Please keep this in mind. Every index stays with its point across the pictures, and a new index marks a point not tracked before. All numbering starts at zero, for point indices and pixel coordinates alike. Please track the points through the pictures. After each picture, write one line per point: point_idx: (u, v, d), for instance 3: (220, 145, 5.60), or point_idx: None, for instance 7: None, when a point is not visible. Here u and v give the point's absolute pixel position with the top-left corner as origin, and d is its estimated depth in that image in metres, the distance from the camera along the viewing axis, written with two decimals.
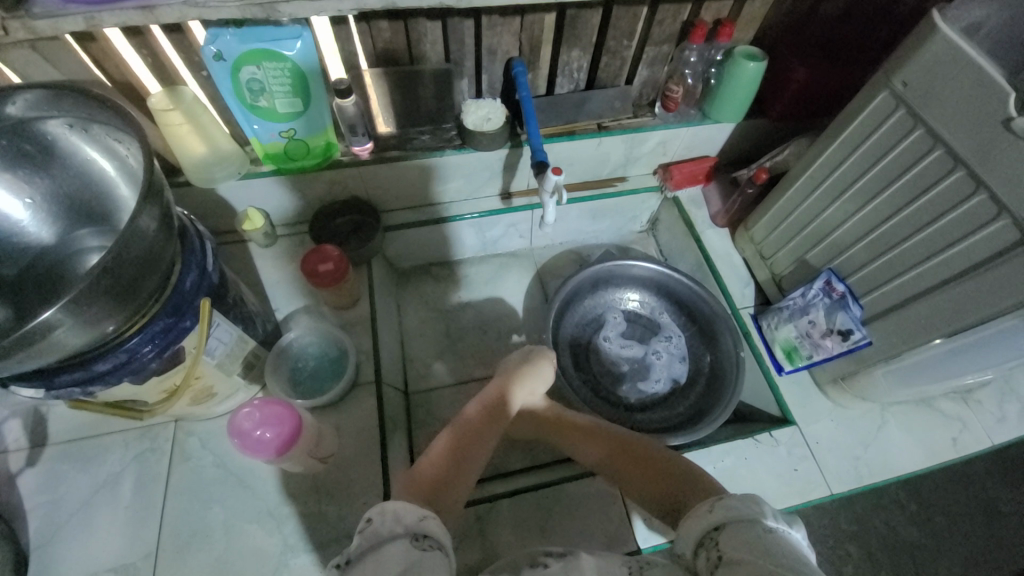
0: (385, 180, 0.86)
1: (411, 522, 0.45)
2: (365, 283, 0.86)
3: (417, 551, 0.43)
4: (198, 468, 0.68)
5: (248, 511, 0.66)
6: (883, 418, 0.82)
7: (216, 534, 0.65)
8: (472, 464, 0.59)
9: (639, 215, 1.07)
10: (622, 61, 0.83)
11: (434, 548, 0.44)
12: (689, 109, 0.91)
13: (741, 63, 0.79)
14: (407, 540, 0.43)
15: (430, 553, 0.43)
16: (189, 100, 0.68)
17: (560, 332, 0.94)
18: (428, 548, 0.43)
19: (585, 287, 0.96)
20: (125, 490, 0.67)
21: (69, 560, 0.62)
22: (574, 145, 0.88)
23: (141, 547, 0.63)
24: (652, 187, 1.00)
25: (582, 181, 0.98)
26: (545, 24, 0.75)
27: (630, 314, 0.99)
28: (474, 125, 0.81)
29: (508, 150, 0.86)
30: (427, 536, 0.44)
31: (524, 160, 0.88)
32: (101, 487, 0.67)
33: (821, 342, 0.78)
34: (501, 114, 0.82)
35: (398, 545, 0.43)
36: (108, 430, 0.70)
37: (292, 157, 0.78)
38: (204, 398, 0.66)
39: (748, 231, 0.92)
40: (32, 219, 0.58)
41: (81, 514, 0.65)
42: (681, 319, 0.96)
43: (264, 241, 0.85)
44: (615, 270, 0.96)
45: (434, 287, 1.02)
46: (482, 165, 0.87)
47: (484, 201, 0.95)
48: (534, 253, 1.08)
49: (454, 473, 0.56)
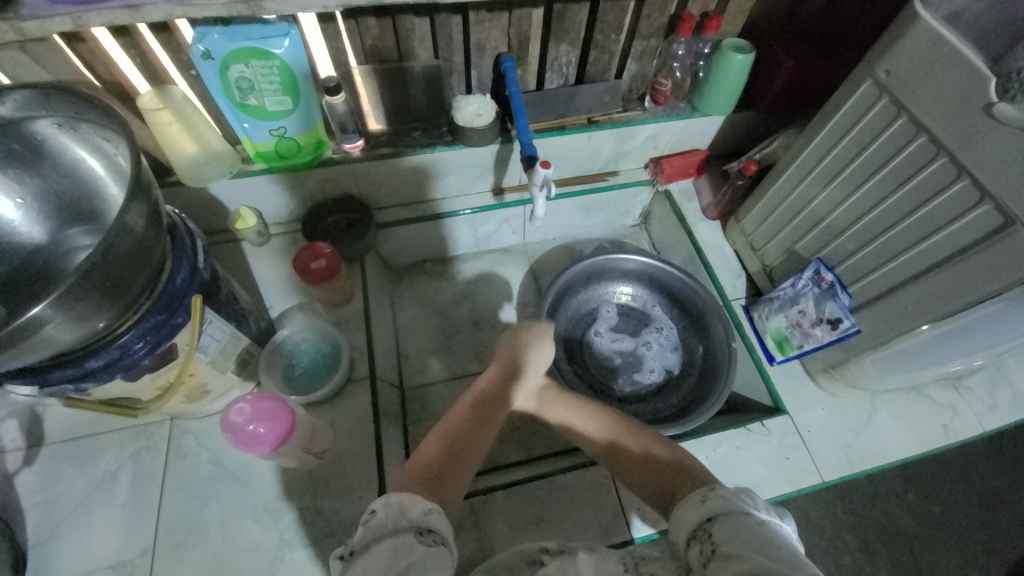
0: (377, 178, 0.86)
1: (413, 516, 0.45)
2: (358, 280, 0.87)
3: (421, 547, 0.43)
4: (193, 466, 0.69)
5: (244, 507, 0.67)
6: (874, 406, 0.83)
7: (212, 530, 0.65)
8: (471, 456, 0.55)
9: (631, 210, 1.08)
10: (611, 56, 0.84)
11: (437, 542, 0.43)
12: (679, 103, 0.91)
13: (729, 56, 0.80)
14: (410, 534, 0.43)
15: (431, 548, 0.43)
16: (179, 97, 0.69)
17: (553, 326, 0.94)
18: (432, 544, 0.43)
19: (577, 281, 0.96)
20: (122, 488, 0.67)
21: (66, 558, 0.63)
22: (564, 140, 0.89)
23: (138, 544, 0.64)
24: (644, 181, 1.00)
25: (574, 176, 0.99)
26: (533, 20, 0.76)
27: (623, 307, 0.99)
28: (464, 122, 0.81)
29: (499, 146, 0.86)
30: (431, 532, 0.44)
31: (514, 156, 0.89)
32: (98, 486, 0.67)
33: (811, 331, 0.78)
34: (491, 110, 0.82)
35: (399, 538, 0.43)
36: (104, 429, 0.71)
37: (283, 155, 0.79)
38: (199, 395, 0.67)
39: (738, 223, 0.93)
40: (23, 218, 0.58)
41: (79, 512, 0.65)
42: (673, 311, 0.97)
43: (258, 240, 0.85)
44: (607, 263, 0.97)
45: (428, 283, 1.02)
46: (473, 161, 0.88)
47: (476, 197, 0.96)
48: (527, 249, 1.09)
49: (454, 468, 0.53)
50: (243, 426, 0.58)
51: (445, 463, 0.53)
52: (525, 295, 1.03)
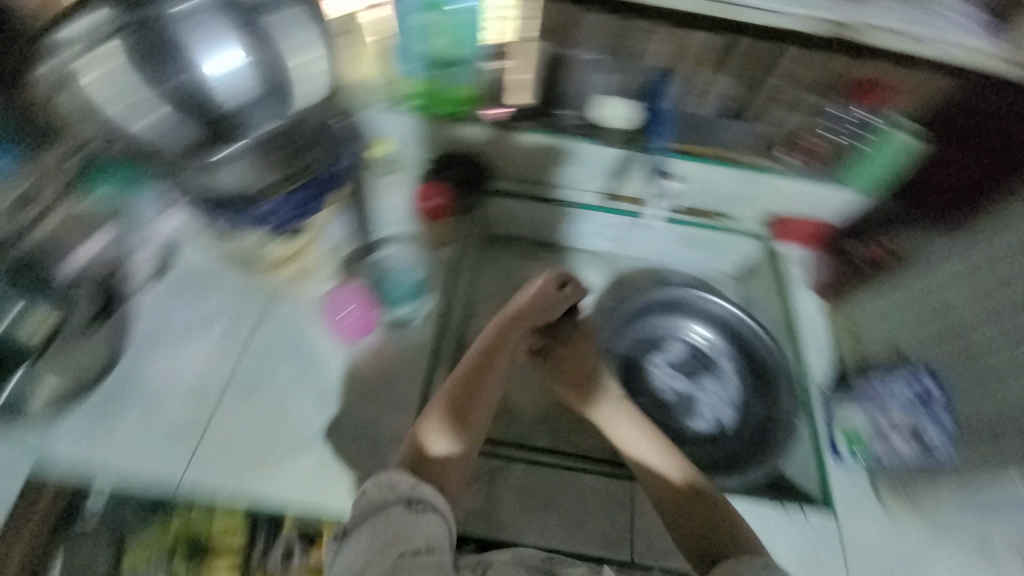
0: (507, 146, 0.88)
1: (407, 488, 0.50)
2: (462, 234, 0.95)
3: (411, 514, 0.49)
4: (275, 334, 0.80)
5: (302, 385, 0.76)
6: (936, 543, 0.74)
7: (270, 392, 0.75)
8: (481, 410, 0.64)
9: (733, 258, 1.02)
10: (768, 100, 0.84)
11: (425, 510, 0.49)
12: (821, 167, 0.88)
13: (893, 133, 0.81)
14: (400, 505, 0.49)
15: (423, 515, 0.49)
16: (359, 26, 0.76)
17: (616, 340, 0.94)
18: (421, 511, 0.49)
19: (652, 305, 0.97)
20: (216, 331, 0.79)
21: (158, 368, 0.76)
22: (698, 166, 0.87)
23: (216, 379, 0.76)
24: (758, 234, 0.97)
25: (690, 207, 0.95)
26: (705, 45, 0.78)
27: (693, 347, 0.96)
28: (606, 120, 0.86)
29: (628, 152, 0.86)
30: (422, 499, 0.50)
31: (641, 165, 0.88)
32: (197, 323, 0.80)
33: (890, 435, 0.79)
34: (635, 114, 0.85)
35: (393, 509, 0.49)
36: (220, 281, 0.83)
37: (433, 102, 0.84)
38: (302, 278, 0.82)
39: (848, 310, 0.93)
40: (221, 76, 0.61)
41: (178, 338, 0.78)
42: (743, 368, 0.92)
43: (388, 175, 0.88)
44: (690, 298, 0.97)
45: (514, 261, 1.05)
46: (599, 158, 0.87)
47: (587, 194, 0.95)
48: (618, 261, 1.06)
49: (454, 424, 0.61)
50: (342, 311, 0.80)
51: (455, 419, 0.61)
52: (599, 300, 1.02)
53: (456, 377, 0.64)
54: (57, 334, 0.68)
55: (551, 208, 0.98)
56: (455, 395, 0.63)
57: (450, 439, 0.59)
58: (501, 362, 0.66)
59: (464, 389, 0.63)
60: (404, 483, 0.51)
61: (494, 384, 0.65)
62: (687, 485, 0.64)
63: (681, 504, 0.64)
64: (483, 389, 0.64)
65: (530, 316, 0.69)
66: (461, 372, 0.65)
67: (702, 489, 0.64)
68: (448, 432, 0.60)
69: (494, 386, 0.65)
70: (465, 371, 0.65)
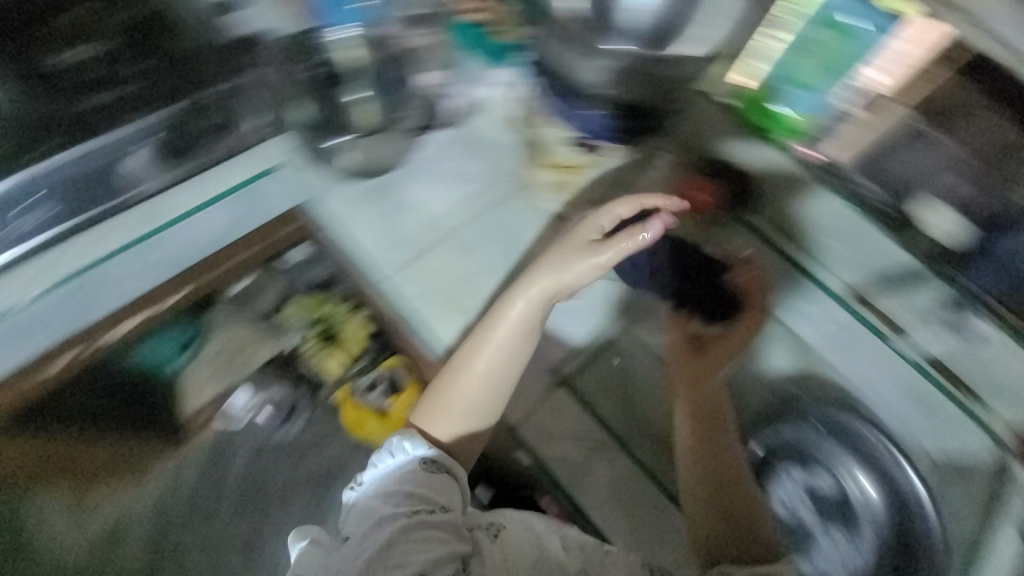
0: (767, 173, 0.79)
1: (426, 451, 0.77)
2: (710, 276, 0.81)
3: (429, 471, 0.75)
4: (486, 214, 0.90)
5: (490, 266, 0.87)
6: None
7: (461, 262, 0.87)
8: (470, 412, 0.81)
9: (957, 448, 0.74)
10: None
11: (438, 469, 0.76)
12: None
13: None
14: (421, 465, 0.75)
15: (436, 473, 0.75)
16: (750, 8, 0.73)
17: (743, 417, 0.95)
18: (434, 469, 0.76)
19: (815, 425, 0.86)
20: (463, 189, 0.90)
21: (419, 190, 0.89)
22: (996, 333, 0.66)
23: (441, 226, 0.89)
24: (992, 447, 0.70)
25: (955, 364, 0.70)
26: None
27: (839, 489, 0.85)
28: (926, 224, 0.69)
29: (928, 271, 0.69)
30: (437, 462, 0.76)
31: (935, 292, 0.69)
32: (456, 175, 0.90)
33: None
34: (965, 235, 0.67)
35: (418, 467, 0.75)
36: (495, 152, 0.93)
37: (761, 113, 0.75)
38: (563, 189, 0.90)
39: None
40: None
41: (433, 178, 0.90)
42: (889, 547, 0.81)
43: (663, 146, 0.88)
44: (873, 444, 0.83)
45: (722, 310, 0.83)
46: (879, 250, 0.72)
47: (837, 278, 0.76)
48: (825, 366, 0.85)
49: (447, 417, 0.81)
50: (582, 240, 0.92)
51: (448, 416, 0.81)
52: (723, 392, 0.88)
53: (458, 366, 0.81)
54: (375, 131, 0.86)
55: (790, 273, 0.80)
56: (448, 390, 0.81)
57: (445, 421, 0.81)
58: (530, 317, 0.79)
59: (465, 387, 0.80)
60: (419, 445, 0.77)
61: (497, 359, 0.80)
62: (733, 490, 0.83)
63: (705, 489, 0.84)
64: (460, 400, 0.81)
65: (599, 248, 0.77)
66: (467, 381, 0.80)
67: (747, 502, 0.82)
68: (436, 422, 0.81)
69: (496, 361, 0.80)
70: (664, 243, 0.80)
